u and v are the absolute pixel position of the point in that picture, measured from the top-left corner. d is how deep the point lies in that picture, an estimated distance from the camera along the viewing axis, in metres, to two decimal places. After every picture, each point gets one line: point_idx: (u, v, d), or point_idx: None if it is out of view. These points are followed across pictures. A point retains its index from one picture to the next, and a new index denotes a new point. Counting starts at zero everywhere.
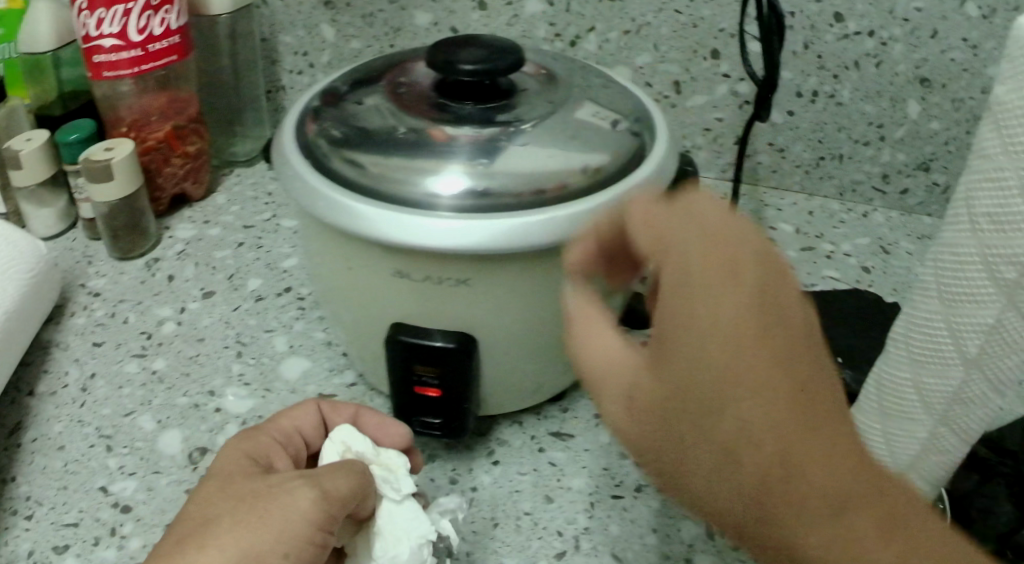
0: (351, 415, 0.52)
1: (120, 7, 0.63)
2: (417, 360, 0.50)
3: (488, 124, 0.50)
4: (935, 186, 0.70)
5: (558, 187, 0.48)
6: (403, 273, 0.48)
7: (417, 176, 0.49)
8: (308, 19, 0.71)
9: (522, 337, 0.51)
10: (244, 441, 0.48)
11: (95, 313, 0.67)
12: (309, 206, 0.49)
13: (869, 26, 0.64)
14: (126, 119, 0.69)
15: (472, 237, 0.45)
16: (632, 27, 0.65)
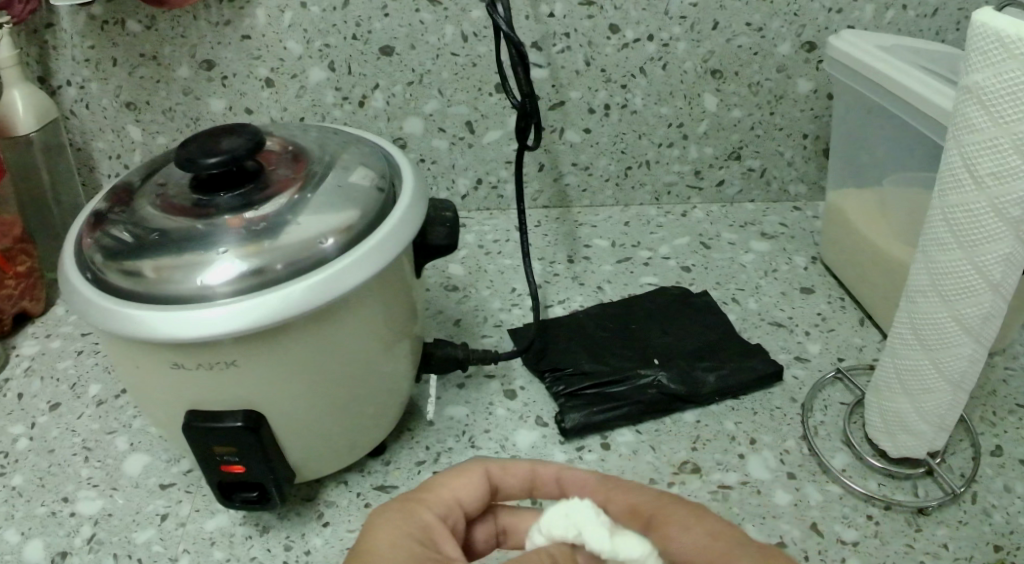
0: (525, 474, 0.49)
1: None
2: (213, 441, 0.52)
3: (242, 208, 0.53)
4: (752, 171, 0.74)
5: (316, 258, 0.52)
6: (180, 364, 0.51)
7: (183, 271, 0.51)
8: (114, 123, 0.75)
9: (313, 401, 0.54)
10: (401, 512, 0.45)
11: None
12: (86, 315, 0.52)
13: (647, 30, 0.68)
14: None
15: (227, 319, 0.48)
16: (414, 77, 0.71)
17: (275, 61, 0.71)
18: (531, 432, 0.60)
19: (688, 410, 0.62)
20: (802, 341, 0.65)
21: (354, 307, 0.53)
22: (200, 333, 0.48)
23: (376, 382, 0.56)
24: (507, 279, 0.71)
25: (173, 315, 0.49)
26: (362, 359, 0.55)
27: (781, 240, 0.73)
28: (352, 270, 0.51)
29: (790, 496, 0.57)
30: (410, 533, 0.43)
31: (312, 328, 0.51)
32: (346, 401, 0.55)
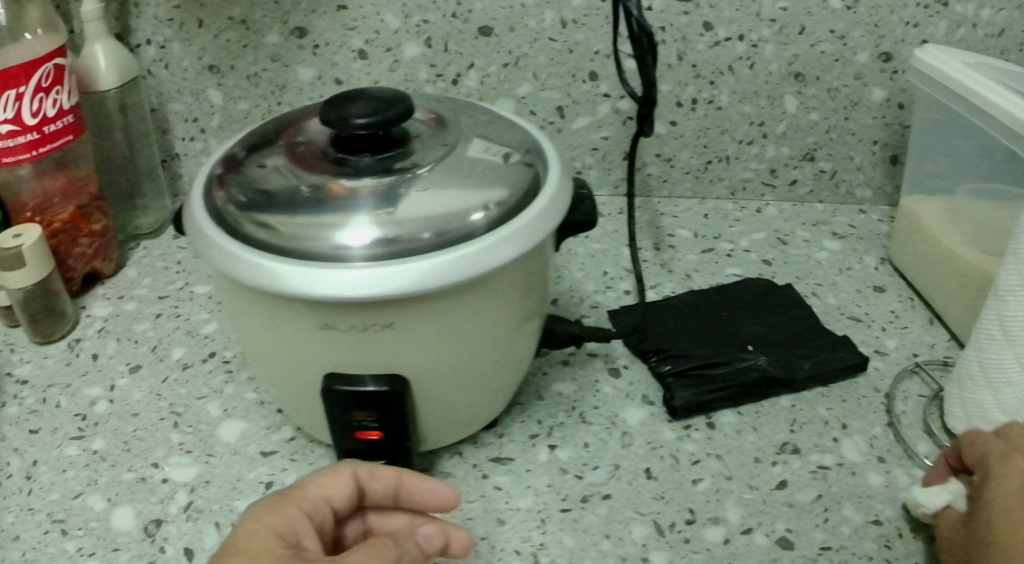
0: (392, 480, 0.52)
1: (10, 92, 0.64)
2: (354, 407, 0.52)
3: (385, 173, 0.52)
4: (822, 173, 0.78)
5: (463, 227, 0.51)
6: (330, 325, 0.50)
7: (325, 231, 0.50)
8: (195, 85, 0.73)
9: (449, 370, 0.54)
10: (270, 511, 0.47)
11: (26, 401, 0.66)
12: (228, 270, 0.50)
13: (738, 31, 0.70)
14: (29, 202, 0.69)
15: (375, 283, 0.48)
16: (511, 59, 0.71)
17: (371, 34, 0.70)
18: (639, 410, 0.63)
19: (782, 395, 0.65)
20: (878, 336, 0.69)
21: (496, 282, 0.52)
22: (347, 293, 0.48)
23: (500, 358, 0.56)
24: (598, 263, 0.73)
25: (320, 273, 0.48)
26: (493, 334, 0.54)
27: (850, 241, 0.77)
28: (501, 246, 0.50)
29: (881, 479, 0.59)
30: (284, 527, 0.46)
31: (454, 299, 0.50)
32: (469, 374, 0.55)
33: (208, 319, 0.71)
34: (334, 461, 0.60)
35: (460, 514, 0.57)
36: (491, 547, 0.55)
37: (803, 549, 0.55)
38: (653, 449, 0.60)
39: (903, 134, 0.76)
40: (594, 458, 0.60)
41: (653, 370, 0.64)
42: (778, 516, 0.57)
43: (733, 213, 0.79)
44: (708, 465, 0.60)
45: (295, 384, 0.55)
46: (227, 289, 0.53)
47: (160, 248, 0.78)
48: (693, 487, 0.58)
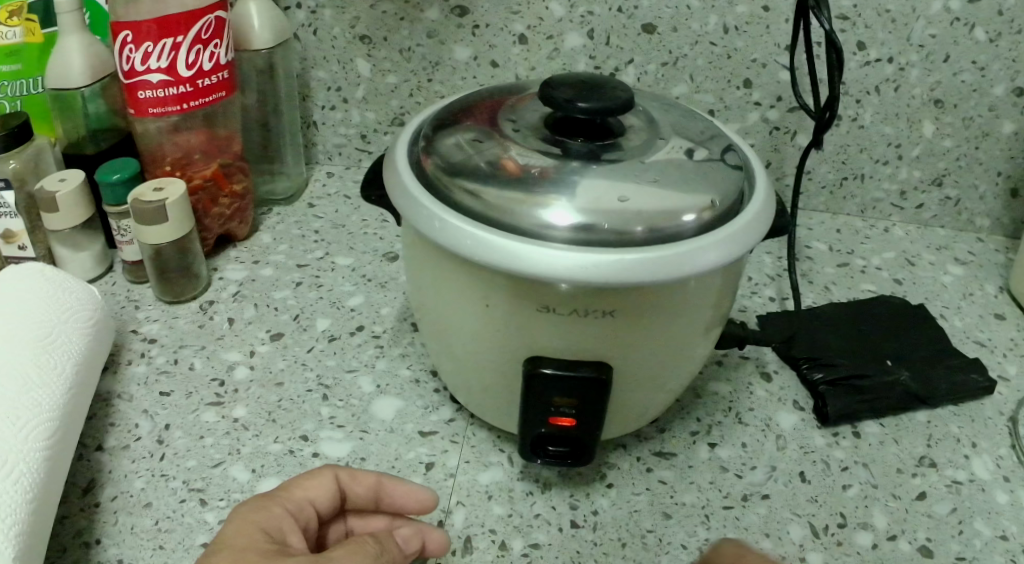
0: (371, 483, 0.53)
1: (168, 41, 0.65)
2: (556, 391, 0.52)
3: (595, 161, 0.53)
4: (948, 199, 0.82)
5: (674, 223, 0.51)
6: (548, 307, 0.50)
7: (532, 208, 0.51)
8: (343, 54, 0.75)
9: (643, 362, 0.55)
10: (258, 510, 0.48)
11: (155, 361, 0.66)
12: (449, 243, 0.51)
13: (889, 52, 0.74)
14: (169, 156, 0.71)
15: (588, 267, 0.48)
16: (670, 59, 0.72)
17: (534, 19, 0.71)
18: (790, 415, 0.65)
19: (919, 410, 0.67)
20: (1001, 361, 0.71)
21: (696, 286, 0.52)
22: (559, 273, 0.48)
23: (677, 359, 0.56)
24: (741, 269, 0.77)
25: (533, 248, 0.49)
26: (678, 336, 0.55)
27: (972, 268, 0.80)
28: (711, 250, 0.51)
29: (1007, 497, 0.61)
30: (266, 526, 0.47)
31: (656, 296, 0.51)
32: (648, 370, 0.56)
33: (354, 291, 0.71)
34: (496, 446, 0.60)
35: (626, 506, 0.57)
36: (658, 539, 0.55)
37: (942, 557, 0.56)
38: (805, 453, 0.62)
39: None
40: (751, 458, 0.61)
41: (806, 377, 0.66)
42: (918, 524, 0.58)
43: (863, 230, 0.84)
44: (857, 473, 0.61)
45: (474, 356, 0.55)
46: (432, 261, 0.53)
47: (295, 215, 0.79)
48: (844, 492, 0.60)
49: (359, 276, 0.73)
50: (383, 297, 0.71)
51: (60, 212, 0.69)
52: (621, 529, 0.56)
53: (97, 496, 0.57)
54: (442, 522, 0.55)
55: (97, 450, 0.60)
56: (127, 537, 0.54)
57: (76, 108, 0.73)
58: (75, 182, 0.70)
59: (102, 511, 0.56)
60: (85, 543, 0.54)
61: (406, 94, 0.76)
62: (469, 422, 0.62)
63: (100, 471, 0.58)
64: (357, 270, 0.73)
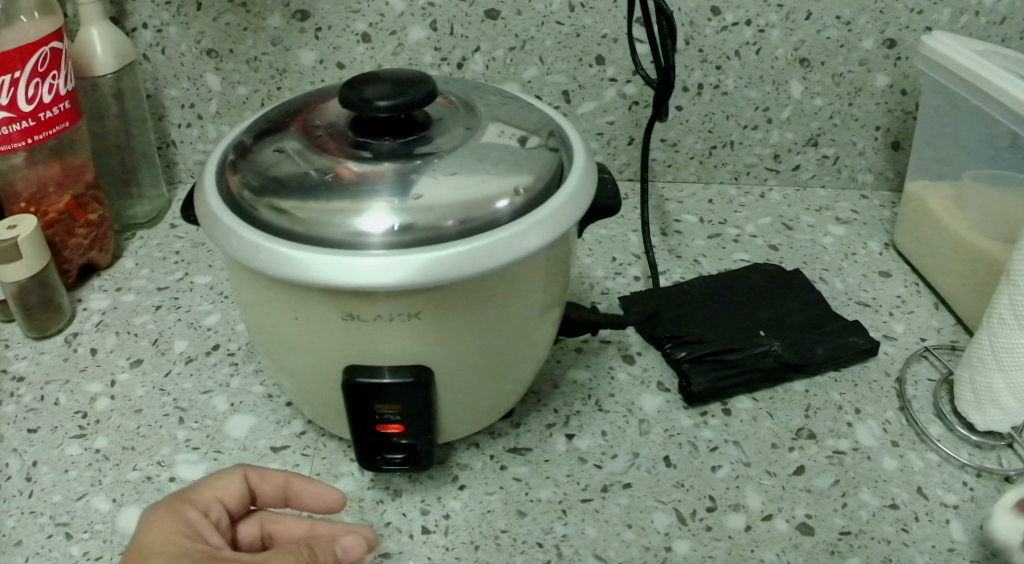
0: (281, 483, 0.51)
1: (6, 77, 0.61)
2: (377, 400, 0.51)
3: (407, 157, 0.50)
4: (825, 159, 0.80)
5: (486, 215, 0.49)
6: (356, 316, 0.48)
7: (338, 217, 0.48)
8: (192, 70, 0.71)
9: (473, 361, 0.53)
10: (168, 515, 0.46)
11: (24, 399, 0.63)
12: (247, 260, 0.48)
13: (746, 16, 0.71)
14: (23, 192, 0.67)
15: (392, 271, 0.46)
16: (517, 43, 0.69)
17: (375, 16, 0.68)
18: (654, 397, 0.63)
19: (797, 380, 0.64)
20: (886, 321, 0.69)
21: (519, 275, 0.50)
22: (363, 282, 0.46)
23: (520, 350, 0.55)
24: (607, 249, 0.75)
25: (336, 259, 0.46)
26: (507, 330, 0.53)
27: (855, 226, 0.78)
28: (525, 237, 0.49)
29: (896, 462, 0.58)
30: (180, 532, 0.45)
31: (474, 292, 0.49)
32: (483, 368, 0.54)
33: (211, 311, 0.70)
34: (346, 455, 0.59)
35: (479, 507, 0.56)
36: (512, 539, 0.54)
37: (823, 534, 0.54)
38: (670, 437, 0.60)
39: (906, 120, 0.77)
40: (612, 446, 0.59)
41: (668, 356, 0.64)
42: (798, 501, 0.56)
43: (736, 198, 0.82)
44: (727, 452, 0.59)
45: (309, 373, 0.53)
46: (243, 279, 0.51)
47: (158, 237, 0.77)
48: (713, 473, 0.57)
49: (217, 294, 0.72)
50: (239, 313, 0.70)
51: None
52: (473, 531, 0.54)
53: None
54: None
55: None
56: None
57: None
58: None
59: None
60: None
61: (260, 105, 0.73)
62: (321, 434, 0.61)
63: None
64: (217, 288, 0.72)
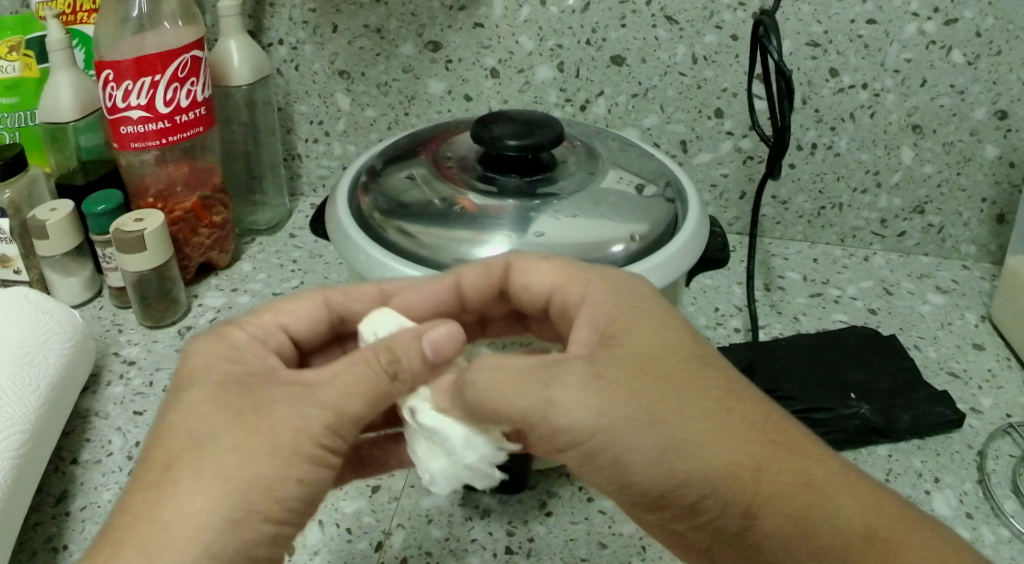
0: (319, 307, 0.50)
1: (147, 78, 0.65)
2: None
3: (529, 195, 0.52)
4: (930, 227, 0.82)
5: (604, 258, 0.51)
6: None
7: (462, 248, 0.51)
8: (323, 89, 0.75)
9: None
10: (210, 350, 0.44)
11: (133, 382, 0.67)
12: (372, 277, 0.51)
13: (862, 78, 0.74)
14: (151, 188, 0.71)
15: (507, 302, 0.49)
16: (640, 90, 0.72)
17: (505, 53, 0.71)
18: None
19: (881, 443, 0.65)
20: (975, 394, 0.69)
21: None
22: None
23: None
24: (709, 299, 0.77)
25: (457, 285, 0.49)
26: None
27: (954, 296, 0.79)
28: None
29: (968, 533, 0.59)
30: (216, 349, 0.44)
31: None
32: None
33: None
34: None
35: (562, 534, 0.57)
36: None
37: None
38: None
39: (1012, 194, 0.78)
40: None
41: None
42: None
43: (841, 259, 0.84)
44: None
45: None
46: None
47: (276, 244, 0.80)
48: None
49: None
50: None
51: (47, 238, 0.69)
52: (553, 557, 0.56)
53: (68, 505, 0.58)
54: (381, 542, 0.56)
55: (71, 463, 0.61)
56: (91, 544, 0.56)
57: (69, 144, 0.74)
58: (63, 211, 0.70)
59: (72, 520, 0.57)
60: (53, 549, 0.55)
61: (385, 128, 0.76)
62: None
63: (72, 481, 0.60)
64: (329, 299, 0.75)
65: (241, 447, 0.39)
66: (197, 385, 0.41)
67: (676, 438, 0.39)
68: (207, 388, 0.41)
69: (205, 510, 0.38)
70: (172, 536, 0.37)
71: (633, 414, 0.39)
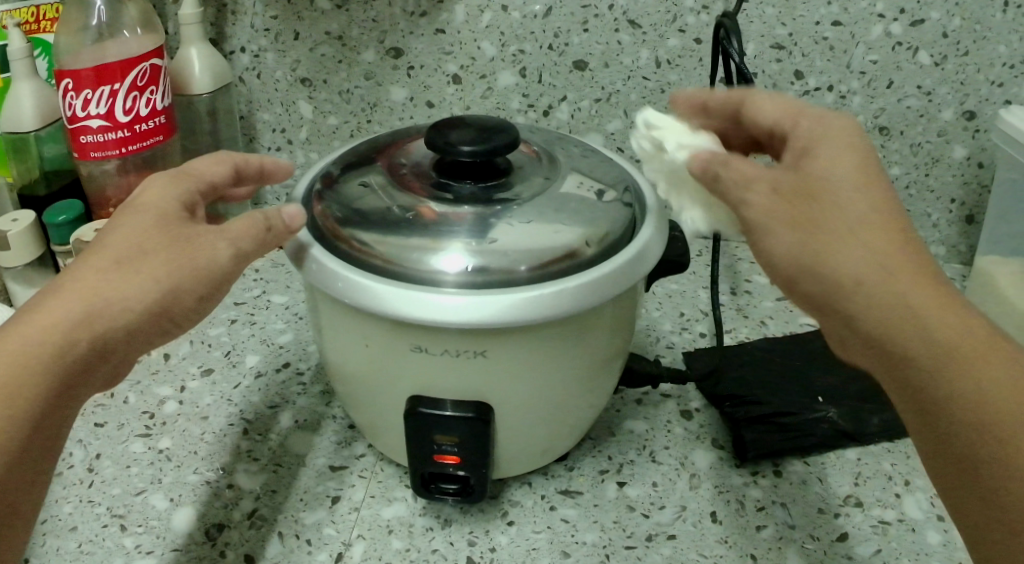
0: (226, 168, 0.54)
1: (106, 87, 0.65)
2: (436, 430, 0.53)
3: (485, 203, 0.52)
4: None
5: (561, 266, 0.50)
6: (423, 348, 0.50)
7: (417, 255, 0.50)
8: (286, 97, 0.74)
9: (530, 404, 0.54)
10: (170, 184, 0.50)
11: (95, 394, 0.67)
12: (325, 286, 0.50)
13: (828, 80, 0.74)
14: (112, 198, 0.71)
15: (456, 310, 0.47)
16: (603, 95, 0.71)
17: (466, 60, 0.71)
18: (708, 453, 0.64)
19: (849, 447, 0.65)
20: None
21: (581, 322, 0.51)
22: (432, 317, 0.47)
23: (575, 395, 0.55)
24: (676, 304, 0.77)
25: (403, 291, 0.48)
26: (565, 375, 0.53)
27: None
28: (591, 288, 0.49)
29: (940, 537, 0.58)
30: (177, 186, 0.50)
31: (538, 334, 0.50)
32: (538, 411, 0.55)
33: (284, 330, 0.73)
34: (401, 481, 0.60)
35: (525, 543, 0.57)
36: None
37: None
38: (719, 493, 0.61)
39: (981, 194, 0.78)
40: (661, 497, 0.60)
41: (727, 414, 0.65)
42: None
43: None
44: (774, 513, 0.60)
45: (372, 396, 0.55)
46: (318, 303, 0.53)
47: None
48: (757, 532, 0.58)
49: (291, 314, 0.75)
50: (312, 334, 0.73)
51: (8, 249, 0.68)
52: None
53: None
54: (341, 554, 0.55)
55: None
56: (50, 558, 0.55)
57: (30, 153, 0.72)
58: (25, 221, 0.69)
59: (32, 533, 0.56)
60: None
61: (348, 135, 0.76)
62: (381, 459, 0.63)
63: None
64: (291, 308, 0.76)
65: (165, 262, 0.45)
66: (141, 209, 0.47)
67: (962, 374, 0.38)
68: (130, 213, 0.47)
69: (118, 303, 0.44)
70: (79, 323, 0.43)
71: (838, 251, 0.40)
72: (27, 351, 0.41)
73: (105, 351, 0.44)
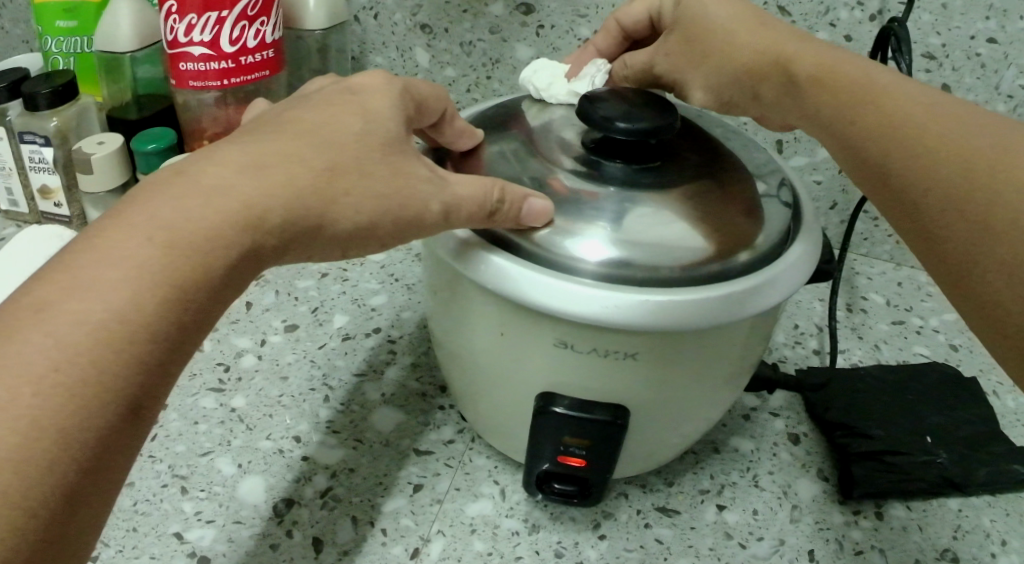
0: (437, 111, 0.49)
1: (213, 13, 0.60)
2: (567, 432, 0.48)
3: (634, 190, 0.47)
4: None
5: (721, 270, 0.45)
6: (567, 345, 0.45)
7: (559, 238, 0.45)
8: (402, 41, 0.69)
9: (664, 411, 0.49)
10: (393, 101, 0.46)
11: None
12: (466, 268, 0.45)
13: (975, 99, 0.68)
14: (208, 130, 0.67)
15: (595, 303, 0.42)
16: None
17: (602, 25, 0.65)
18: (812, 484, 0.59)
19: (952, 497, 0.59)
20: None
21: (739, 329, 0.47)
22: (594, 314, 0.42)
23: (700, 406, 0.50)
24: (789, 315, 0.73)
25: (546, 278, 0.43)
26: (707, 382, 0.49)
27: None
28: (761, 296, 0.44)
29: None
30: (400, 105, 0.47)
31: (695, 342, 0.45)
32: (665, 419, 0.50)
33: (377, 291, 0.68)
34: (489, 476, 0.56)
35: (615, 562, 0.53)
36: None
37: None
38: (819, 530, 0.56)
39: None
40: (760, 528, 0.56)
41: (839, 445, 0.60)
42: None
43: (925, 286, 0.79)
44: (872, 560, 0.54)
45: (484, 380, 0.51)
46: (445, 280, 0.48)
47: None
48: None
49: (386, 275, 0.71)
50: (404, 298, 0.68)
51: (91, 174, 0.64)
52: None
53: None
54: (417, 550, 0.51)
55: None
56: None
57: (124, 74, 0.69)
58: (111, 145, 0.65)
59: None
60: None
61: (463, 89, 0.71)
62: (469, 446, 0.58)
63: None
64: (384, 267, 0.72)
65: (375, 208, 0.42)
66: (364, 125, 0.44)
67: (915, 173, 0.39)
68: (350, 113, 0.44)
69: (313, 208, 0.41)
70: (265, 217, 0.39)
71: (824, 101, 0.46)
72: (205, 234, 0.37)
73: (279, 252, 0.40)
